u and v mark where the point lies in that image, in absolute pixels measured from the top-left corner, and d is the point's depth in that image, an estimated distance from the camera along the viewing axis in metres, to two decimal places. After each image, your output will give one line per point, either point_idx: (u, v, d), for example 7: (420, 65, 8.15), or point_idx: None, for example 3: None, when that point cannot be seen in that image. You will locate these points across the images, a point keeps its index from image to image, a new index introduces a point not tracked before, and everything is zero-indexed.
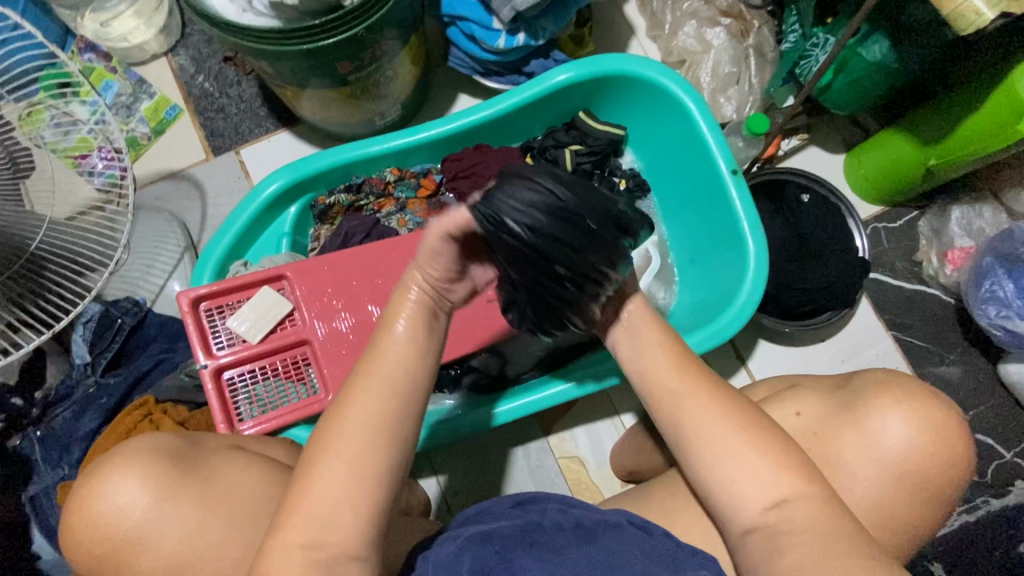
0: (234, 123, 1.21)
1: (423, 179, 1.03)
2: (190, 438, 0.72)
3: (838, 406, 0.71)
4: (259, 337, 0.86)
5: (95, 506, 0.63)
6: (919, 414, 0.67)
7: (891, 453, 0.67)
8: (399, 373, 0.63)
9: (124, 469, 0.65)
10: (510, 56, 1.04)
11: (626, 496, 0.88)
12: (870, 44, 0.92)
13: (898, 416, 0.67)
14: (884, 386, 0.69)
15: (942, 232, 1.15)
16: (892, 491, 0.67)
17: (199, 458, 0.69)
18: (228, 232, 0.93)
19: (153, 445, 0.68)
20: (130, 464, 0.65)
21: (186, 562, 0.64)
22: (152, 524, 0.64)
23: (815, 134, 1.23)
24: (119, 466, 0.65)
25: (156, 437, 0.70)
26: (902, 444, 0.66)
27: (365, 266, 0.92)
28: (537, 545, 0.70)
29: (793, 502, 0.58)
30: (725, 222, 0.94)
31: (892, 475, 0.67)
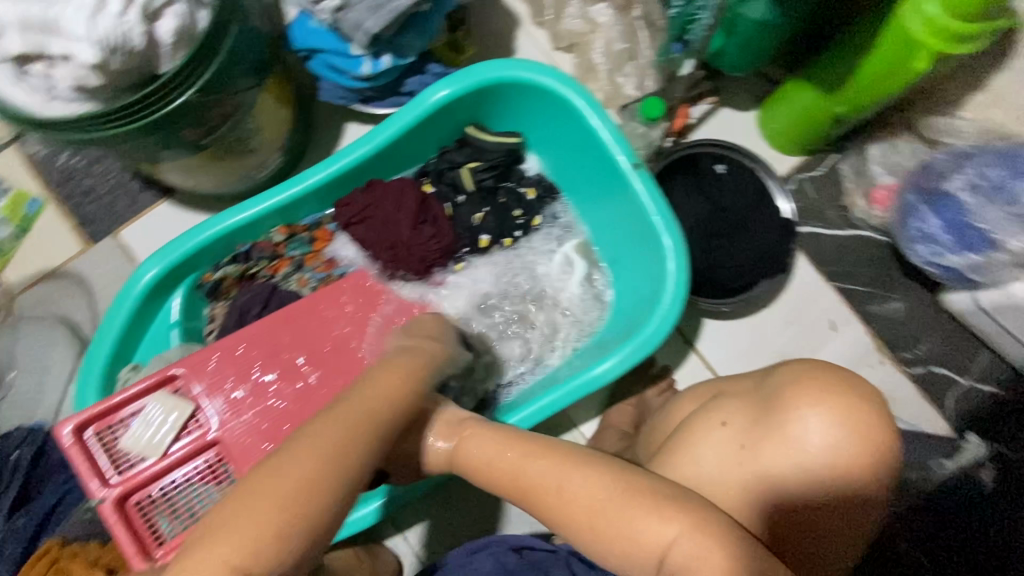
0: (106, 204, 1.10)
1: (316, 231, 0.95)
2: None
3: (760, 414, 0.74)
4: (161, 450, 0.78)
5: None
6: (837, 410, 0.70)
7: (809, 455, 0.70)
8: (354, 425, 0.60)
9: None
10: (381, 80, 0.95)
11: None
12: (752, 2, 0.85)
13: (818, 416, 0.70)
14: (800, 386, 0.73)
15: (864, 173, 1.12)
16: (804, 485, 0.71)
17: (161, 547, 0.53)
18: (109, 336, 0.84)
19: None
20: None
21: None
22: None
23: (722, 95, 1.18)
24: None
25: None
26: (820, 446, 0.70)
27: (267, 343, 0.86)
28: None
29: (671, 531, 0.60)
30: (638, 218, 0.88)
31: (803, 473, 0.70)
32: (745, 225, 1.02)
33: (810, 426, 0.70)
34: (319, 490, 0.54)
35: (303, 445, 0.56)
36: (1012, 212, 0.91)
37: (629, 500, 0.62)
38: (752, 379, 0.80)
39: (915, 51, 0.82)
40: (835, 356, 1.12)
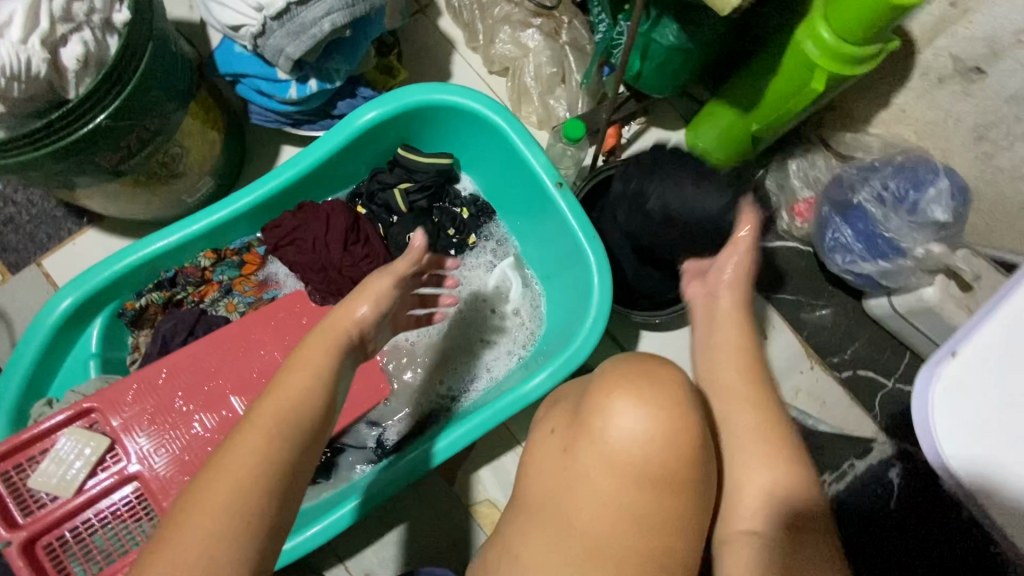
0: (28, 233, 1.07)
1: (245, 255, 0.94)
2: None
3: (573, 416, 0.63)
4: (74, 488, 0.75)
5: None
6: (646, 397, 0.59)
7: (621, 451, 0.58)
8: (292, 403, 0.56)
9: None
10: (310, 104, 0.96)
11: None
12: (663, 28, 0.89)
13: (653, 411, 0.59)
14: (606, 376, 0.62)
15: (786, 187, 1.18)
16: (632, 492, 0.57)
17: None
18: (19, 369, 0.81)
19: None
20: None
21: None
22: None
23: (652, 115, 1.23)
24: None
25: None
26: (630, 441, 0.58)
27: (193, 368, 0.84)
28: None
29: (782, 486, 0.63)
30: (565, 234, 0.90)
31: (624, 470, 0.58)
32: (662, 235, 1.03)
33: (617, 417, 0.59)
34: (270, 470, 0.51)
35: (236, 451, 0.51)
36: (915, 221, 0.97)
37: (758, 427, 0.67)
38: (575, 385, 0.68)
39: (813, 72, 0.87)
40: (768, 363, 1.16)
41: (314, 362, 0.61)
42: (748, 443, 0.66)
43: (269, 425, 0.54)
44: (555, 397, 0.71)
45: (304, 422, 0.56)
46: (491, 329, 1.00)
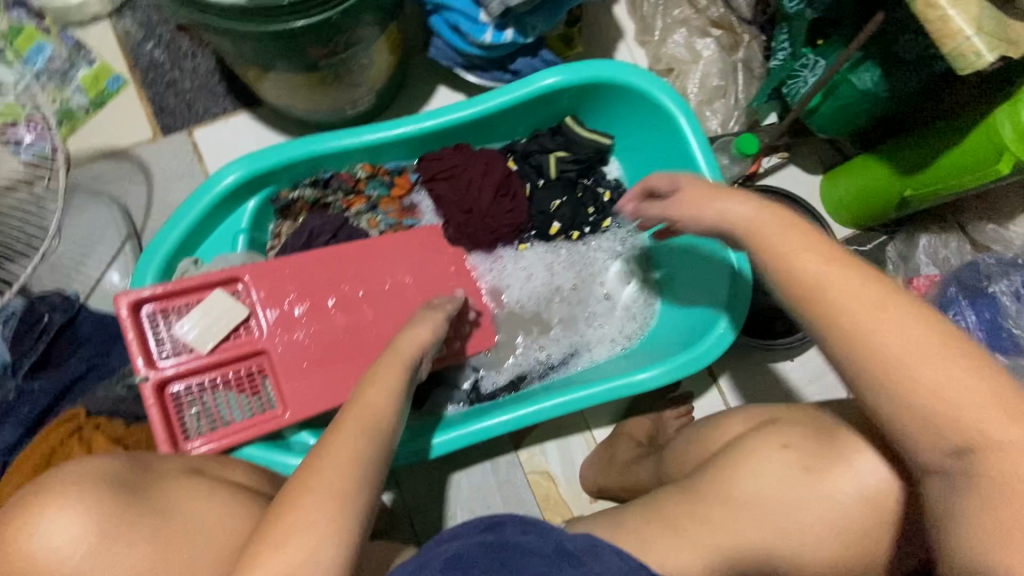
0: (186, 100, 1.10)
1: (397, 178, 0.97)
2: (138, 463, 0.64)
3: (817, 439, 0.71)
4: (210, 346, 0.78)
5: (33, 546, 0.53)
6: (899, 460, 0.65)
7: (865, 494, 0.66)
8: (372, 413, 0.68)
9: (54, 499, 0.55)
10: (495, 53, 0.98)
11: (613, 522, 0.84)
12: (861, 72, 0.90)
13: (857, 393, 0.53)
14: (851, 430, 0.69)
15: (910, 259, 1.18)
16: (861, 520, 0.66)
17: (156, 493, 0.61)
18: (177, 225, 0.84)
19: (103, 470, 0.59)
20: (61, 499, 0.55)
21: None
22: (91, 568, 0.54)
23: (794, 153, 1.24)
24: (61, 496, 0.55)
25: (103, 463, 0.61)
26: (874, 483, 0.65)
27: (332, 269, 0.87)
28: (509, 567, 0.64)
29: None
30: (710, 242, 0.91)
31: (870, 506, 0.65)
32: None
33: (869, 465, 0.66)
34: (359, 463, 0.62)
35: (338, 445, 0.63)
36: None
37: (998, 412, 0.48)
38: (814, 422, 0.74)
39: (1002, 155, 0.87)
40: None
41: (393, 376, 0.72)
42: (976, 416, 0.48)
43: (359, 424, 0.66)
44: (768, 417, 0.77)
45: (382, 426, 0.67)
46: (602, 313, 1.02)
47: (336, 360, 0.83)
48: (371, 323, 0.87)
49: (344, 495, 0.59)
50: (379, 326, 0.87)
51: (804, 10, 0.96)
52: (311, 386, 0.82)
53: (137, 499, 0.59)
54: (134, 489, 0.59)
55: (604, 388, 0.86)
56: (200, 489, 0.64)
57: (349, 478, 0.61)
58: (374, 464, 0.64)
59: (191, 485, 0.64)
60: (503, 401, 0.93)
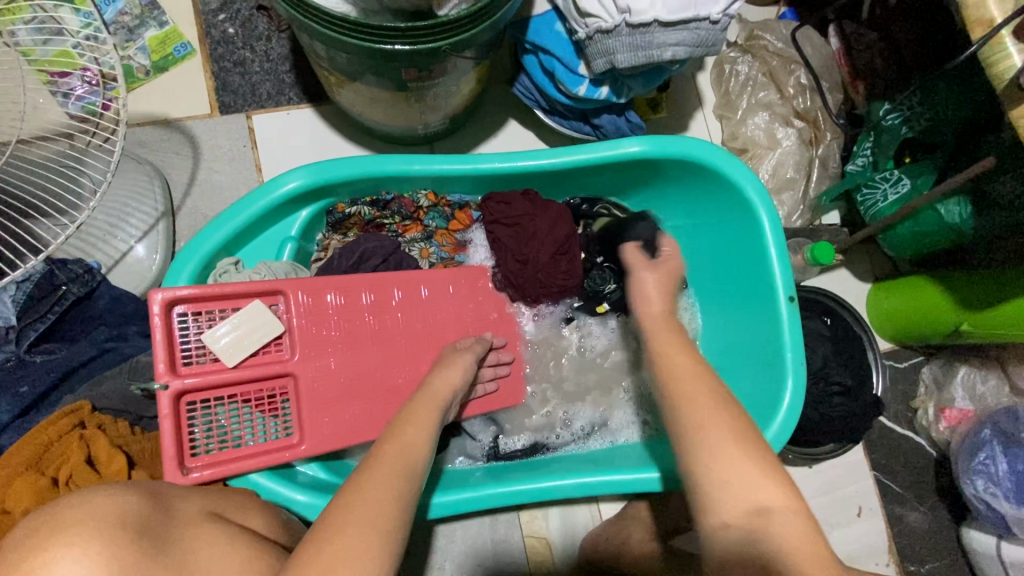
0: (251, 82, 1.05)
1: (458, 212, 0.93)
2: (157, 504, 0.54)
3: None
4: (236, 360, 0.72)
5: None
6: None
7: None
8: (407, 455, 0.62)
9: (65, 541, 0.45)
10: (583, 105, 0.95)
11: None
12: (951, 205, 0.88)
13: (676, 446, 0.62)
14: None
15: (945, 387, 1.15)
16: None
17: (171, 540, 0.51)
18: (225, 223, 0.79)
19: (121, 508, 0.49)
20: (73, 536, 0.45)
21: None
22: None
23: (849, 257, 1.21)
24: (75, 536, 0.45)
25: (123, 497, 0.51)
26: None
27: (377, 297, 0.82)
28: None
29: None
30: (767, 344, 0.87)
31: None
32: (839, 386, 0.95)
33: None
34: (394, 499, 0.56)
35: (375, 487, 0.57)
36: None
37: None
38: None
39: None
40: (850, 540, 1.14)
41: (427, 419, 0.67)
42: None
43: (398, 467, 0.60)
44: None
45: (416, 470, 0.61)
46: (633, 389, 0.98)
47: (364, 395, 0.79)
48: (406, 358, 0.82)
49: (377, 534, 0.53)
50: (414, 363, 0.82)
51: (900, 126, 0.94)
52: (333, 418, 0.76)
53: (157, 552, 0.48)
54: (150, 536, 0.49)
55: (637, 477, 0.81)
56: (217, 542, 0.54)
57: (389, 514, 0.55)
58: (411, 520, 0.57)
59: (206, 537, 0.54)
60: (521, 464, 0.89)
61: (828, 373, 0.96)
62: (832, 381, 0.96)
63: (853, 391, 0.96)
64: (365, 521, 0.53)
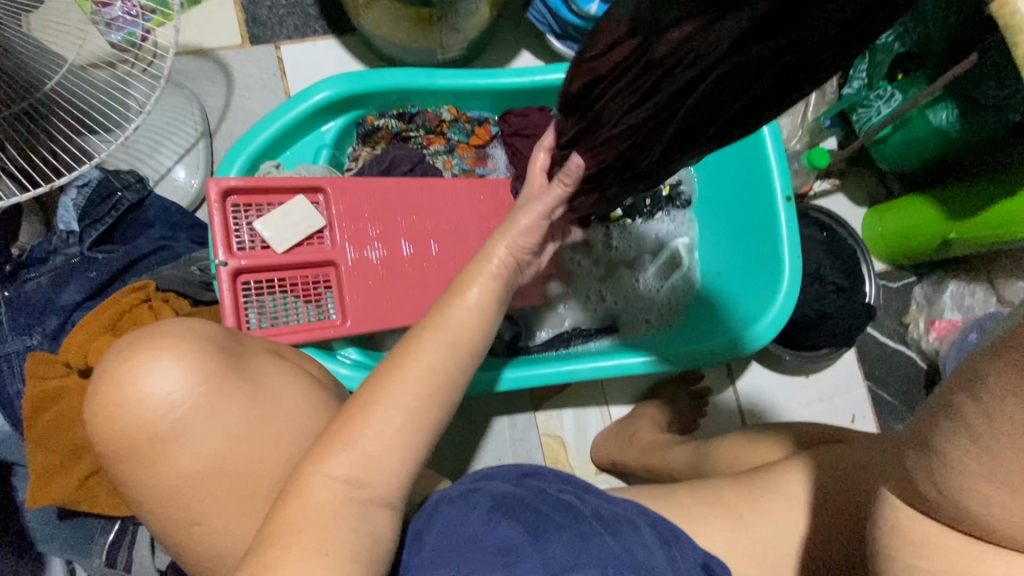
0: (279, 14, 1.11)
1: (477, 127, 0.99)
2: (232, 334, 0.62)
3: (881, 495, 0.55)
4: (285, 247, 0.80)
5: (129, 384, 0.52)
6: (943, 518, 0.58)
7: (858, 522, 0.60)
8: (466, 327, 0.59)
9: (159, 348, 0.54)
10: (594, 26, 1.01)
11: (640, 489, 0.79)
12: (939, 109, 0.94)
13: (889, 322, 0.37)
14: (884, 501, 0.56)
15: (935, 302, 1.22)
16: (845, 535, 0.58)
17: (247, 360, 0.59)
18: (267, 128, 0.86)
19: (197, 331, 0.58)
20: (159, 348, 0.55)
21: (210, 465, 0.54)
22: (189, 420, 0.53)
23: (845, 183, 1.28)
24: (161, 345, 0.55)
25: (198, 325, 0.59)
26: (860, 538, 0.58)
27: (407, 199, 0.89)
28: (549, 527, 0.61)
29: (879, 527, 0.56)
30: (765, 241, 0.94)
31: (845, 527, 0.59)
32: (833, 285, 1.03)
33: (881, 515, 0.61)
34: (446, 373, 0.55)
35: (417, 355, 0.55)
36: None
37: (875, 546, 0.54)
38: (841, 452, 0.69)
39: None
40: None
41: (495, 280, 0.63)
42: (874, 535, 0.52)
43: (446, 341, 0.57)
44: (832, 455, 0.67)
45: (474, 343, 0.59)
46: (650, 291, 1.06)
47: (397, 286, 0.85)
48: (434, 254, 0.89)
49: (429, 404, 0.53)
50: (442, 258, 0.89)
51: (892, 44, 1.01)
52: (369, 304, 0.84)
53: (234, 366, 0.57)
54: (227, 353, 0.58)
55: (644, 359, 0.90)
56: (287, 374, 0.60)
57: (434, 390, 0.54)
58: (456, 387, 0.56)
59: (277, 365, 0.61)
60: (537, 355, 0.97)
61: (823, 274, 1.03)
62: (827, 282, 1.03)
63: (846, 291, 1.03)
64: (398, 394, 0.53)
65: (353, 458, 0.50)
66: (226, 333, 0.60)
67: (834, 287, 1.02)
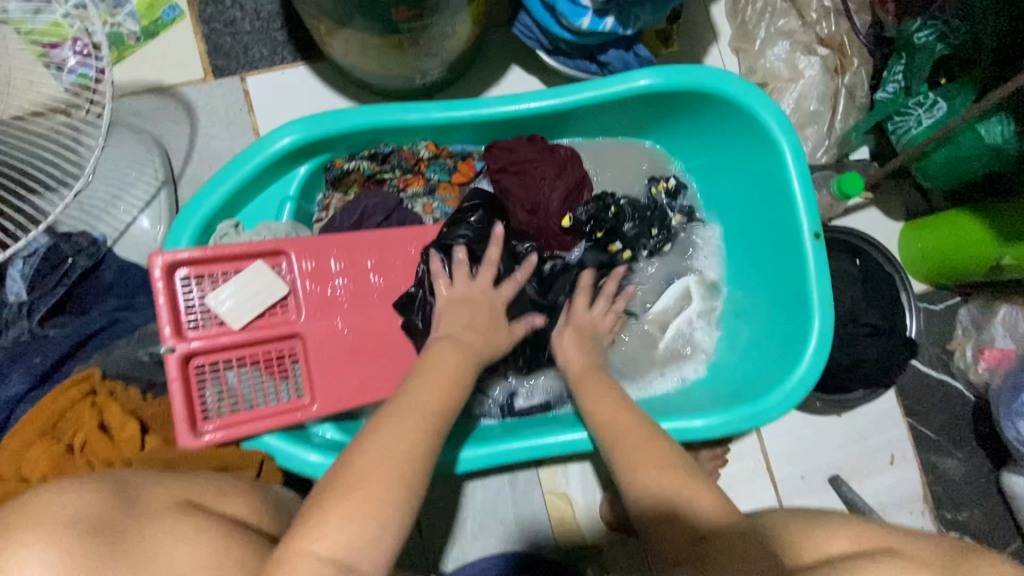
0: (244, 42, 1.02)
1: (460, 163, 0.89)
2: (133, 492, 0.54)
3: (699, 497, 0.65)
4: (241, 323, 0.72)
5: None
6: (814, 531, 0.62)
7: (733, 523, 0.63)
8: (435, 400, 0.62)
9: (28, 538, 0.44)
10: (588, 41, 0.89)
11: None
12: (992, 124, 0.81)
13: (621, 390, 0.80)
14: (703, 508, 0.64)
15: (984, 328, 1.10)
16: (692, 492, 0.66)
17: (140, 530, 0.50)
18: (222, 184, 0.77)
19: (86, 502, 0.49)
20: (27, 537, 0.44)
21: None
22: None
23: (879, 195, 1.14)
24: (28, 533, 0.45)
25: (87, 490, 0.50)
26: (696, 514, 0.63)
27: (380, 256, 0.80)
28: None
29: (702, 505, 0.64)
30: (792, 285, 0.83)
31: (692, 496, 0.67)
32: (868, 326, 0.91)
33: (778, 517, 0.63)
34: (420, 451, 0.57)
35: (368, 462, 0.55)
36: None
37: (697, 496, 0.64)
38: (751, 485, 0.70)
39: None
40: (882, 487, 1.10)
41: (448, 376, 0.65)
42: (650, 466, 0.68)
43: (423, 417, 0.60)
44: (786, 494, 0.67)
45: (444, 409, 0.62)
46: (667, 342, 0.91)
47: (371, 354, 0.77)
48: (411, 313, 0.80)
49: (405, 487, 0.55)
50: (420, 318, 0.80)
51: (935, 44, 0.89)
52: (341, 378, 0.76)
53: (117, 545, 0.48)
54: (114, 530, 0.49)
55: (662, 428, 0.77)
56: (186, 529, 0.52)
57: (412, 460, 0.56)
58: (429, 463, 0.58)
59: (178, 526, 0.52)
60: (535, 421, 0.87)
61: (857, 316, 0.91)
62: (863, 325, 0.91)
63: (885, 331, 0.91)
64: (380, 472, 0.54)
65: (338, 537, 0.50)
66: (121, 495, 0.52)
67: (870, 329, 0.91)
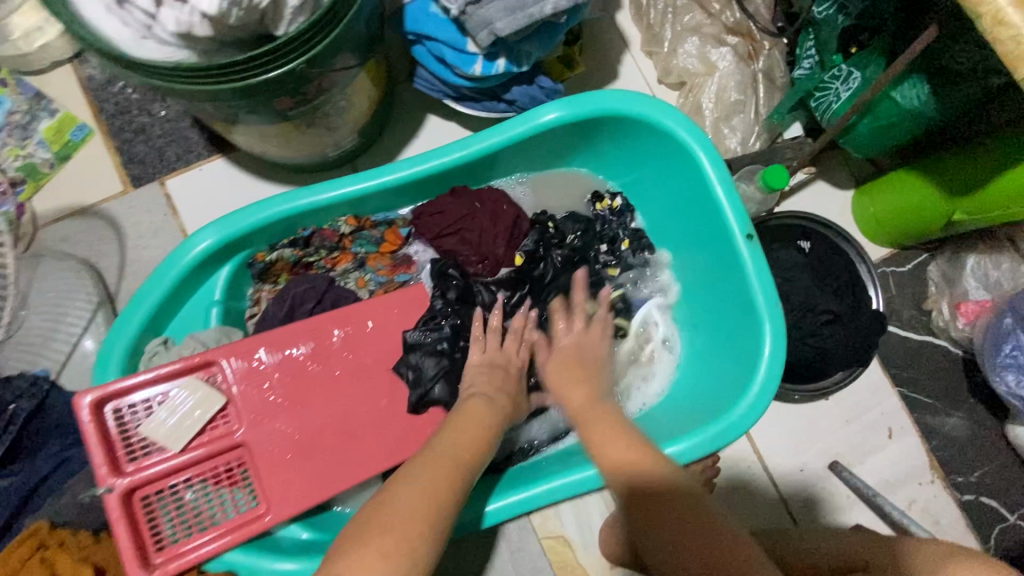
0: (157, 148, 1.01)
1: (386, 232, 0.88)
2: None
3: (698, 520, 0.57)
4: (181, 444, 0.70)
5: None
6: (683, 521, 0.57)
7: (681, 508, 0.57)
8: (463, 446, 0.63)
9: None
10: (486, 84, 0.87)
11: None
12: (906, 88, 0.79)
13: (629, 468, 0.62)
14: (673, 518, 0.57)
15: (956, 281, 1.07)
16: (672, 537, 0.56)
17: None
18: (144, 303, 0.76)
19: None
20: None
21: None
22: None
23: (823, 168, 1.12)
24: None
25: None
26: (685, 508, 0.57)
27: (315, 342, 0.78)
28: None
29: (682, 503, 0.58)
30: (738, 290, 0.80)
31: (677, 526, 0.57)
32: (828, 314, 0.88)
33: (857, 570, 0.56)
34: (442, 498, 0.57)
35: (423, 468, 0.59)
36: None
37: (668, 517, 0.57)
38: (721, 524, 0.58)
39: None
40: (886, 464, 1.07)
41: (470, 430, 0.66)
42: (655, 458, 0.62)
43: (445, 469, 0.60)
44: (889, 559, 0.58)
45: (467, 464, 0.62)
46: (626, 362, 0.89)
47: (323, 447, 0.76)
48: (359, 393, 0.79)
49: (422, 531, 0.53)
50: (368, 397, 0.79)
51: (836, 16, 0.86)
52: (295, 481, 0.74)
53: None
54: None
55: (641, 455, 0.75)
56: None
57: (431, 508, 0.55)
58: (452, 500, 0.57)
59: None
60: (514, 472, 0.84)
61: (816, 304, 0.88)
62: (822, 313, 0.88)
63: (845, 314, 0.89)
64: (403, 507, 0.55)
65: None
66: None
67: (830, 316, 0.88)
